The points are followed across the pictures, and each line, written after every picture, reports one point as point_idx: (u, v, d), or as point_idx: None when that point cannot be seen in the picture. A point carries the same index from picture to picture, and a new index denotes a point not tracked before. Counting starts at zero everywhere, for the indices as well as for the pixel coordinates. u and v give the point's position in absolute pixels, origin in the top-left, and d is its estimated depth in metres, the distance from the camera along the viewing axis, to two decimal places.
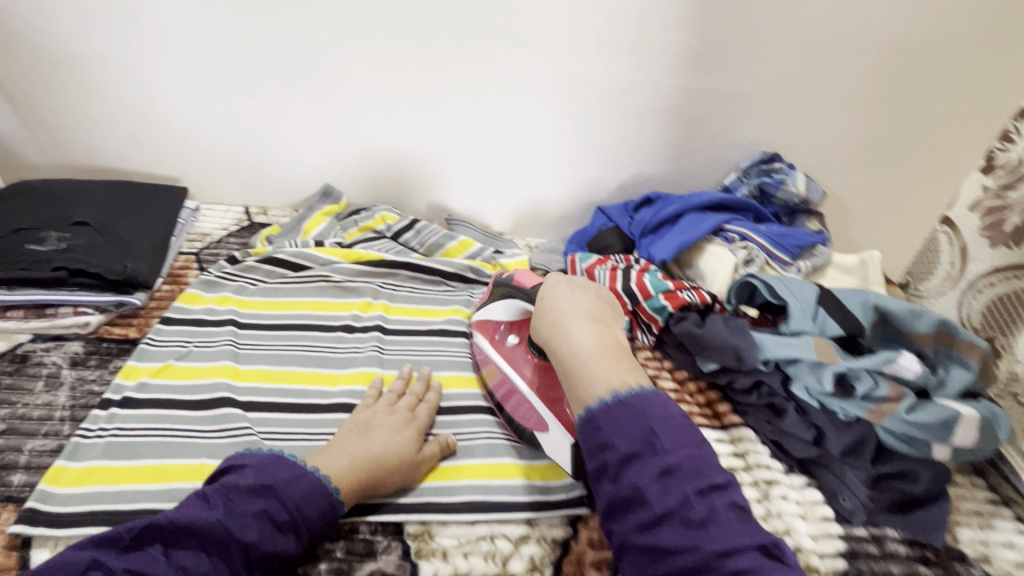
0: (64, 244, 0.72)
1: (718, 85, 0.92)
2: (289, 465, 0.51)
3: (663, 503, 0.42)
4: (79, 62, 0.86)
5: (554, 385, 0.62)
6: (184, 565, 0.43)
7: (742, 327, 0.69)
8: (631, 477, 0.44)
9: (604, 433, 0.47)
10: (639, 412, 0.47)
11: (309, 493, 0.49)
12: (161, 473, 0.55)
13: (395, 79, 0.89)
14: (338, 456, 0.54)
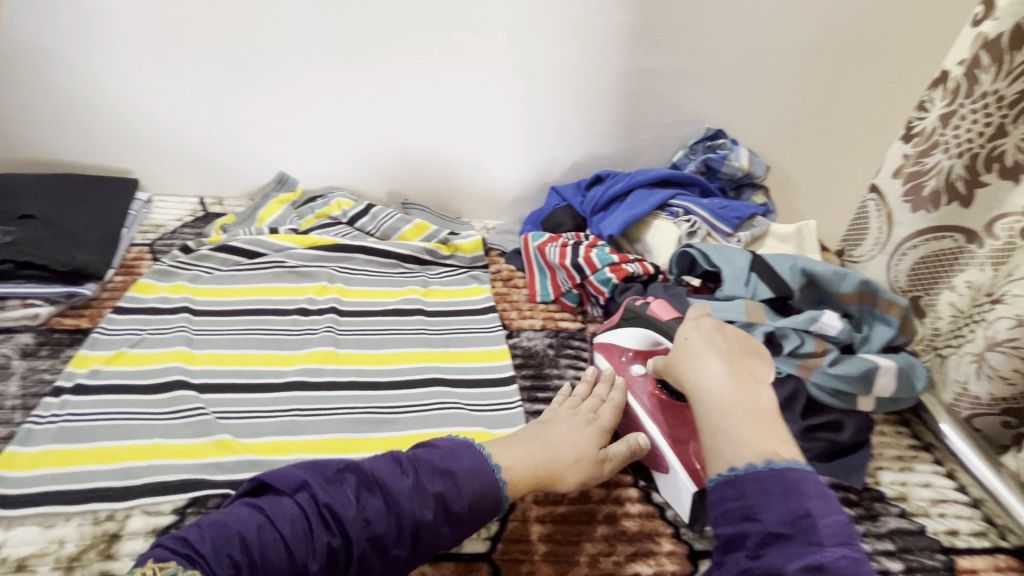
0: (9, 237, 0.73)
1: (661, 65, 0.95)
2: (475, 454, 0.53)
3: (778, 530, 0.44)
4: (18, 54, 0.85)
5: (679, 424, 0.61)
6: (369, 517, 0.47)
7: (681, 293, 0.72)
8: (762, 521, 0.44)
9: (746, 495, 0.46)
10: (797, 492, 0.45)
11: (480, 490, 0.51)
12: (115, 454, 0.57)
13: (344, 65, 0.89)
14: (514, 452, 0.56)
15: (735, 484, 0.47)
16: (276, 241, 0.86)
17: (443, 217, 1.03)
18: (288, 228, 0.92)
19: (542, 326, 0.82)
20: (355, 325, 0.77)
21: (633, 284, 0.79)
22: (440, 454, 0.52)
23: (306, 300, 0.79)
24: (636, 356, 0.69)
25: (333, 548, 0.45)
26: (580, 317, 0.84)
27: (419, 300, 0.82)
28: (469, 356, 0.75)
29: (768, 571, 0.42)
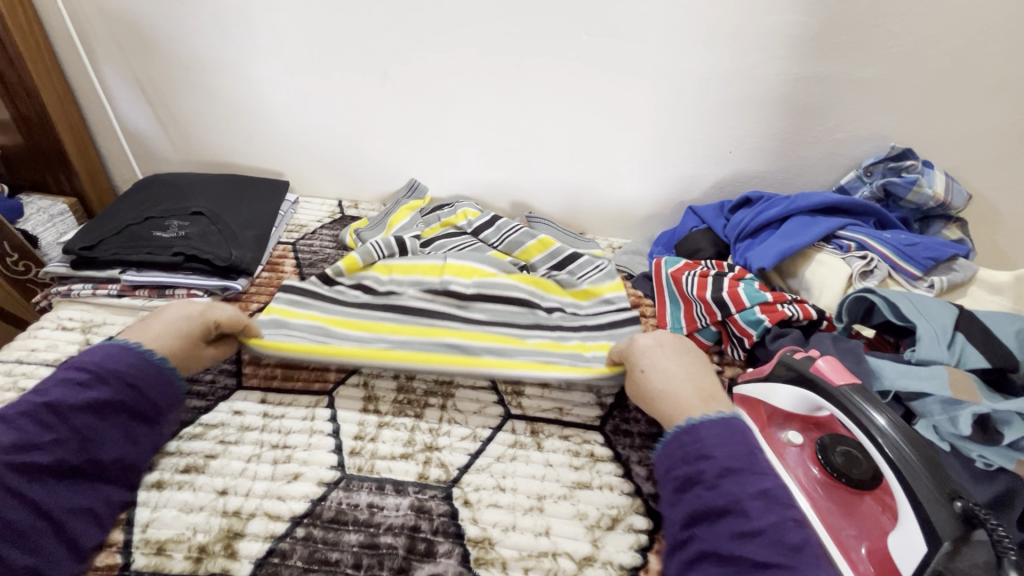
0: (183, 231, 0.80)
1: (840, 72, 0.81)
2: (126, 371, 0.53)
3: (762, 518, 0.41)
4: (202, 66, 0.94)
5: (838, 514, 0.51)
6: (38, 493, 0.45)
7: (856, 349, 0.60)
8: (730, 488, 0.43)
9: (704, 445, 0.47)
10: (745, 440, 0.47)
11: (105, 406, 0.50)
12: (258, 443, 0.60)
13: (483, 73, 0.88)
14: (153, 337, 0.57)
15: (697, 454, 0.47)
16: (409, 272, 0.81)
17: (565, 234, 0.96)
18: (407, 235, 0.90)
19: None
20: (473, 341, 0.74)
21: (791, 330, 0.68)
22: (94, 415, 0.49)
23: (434, 344, 0.71)
24: (789, 419, 0.59)
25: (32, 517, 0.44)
26: (717, 358, 0.75)
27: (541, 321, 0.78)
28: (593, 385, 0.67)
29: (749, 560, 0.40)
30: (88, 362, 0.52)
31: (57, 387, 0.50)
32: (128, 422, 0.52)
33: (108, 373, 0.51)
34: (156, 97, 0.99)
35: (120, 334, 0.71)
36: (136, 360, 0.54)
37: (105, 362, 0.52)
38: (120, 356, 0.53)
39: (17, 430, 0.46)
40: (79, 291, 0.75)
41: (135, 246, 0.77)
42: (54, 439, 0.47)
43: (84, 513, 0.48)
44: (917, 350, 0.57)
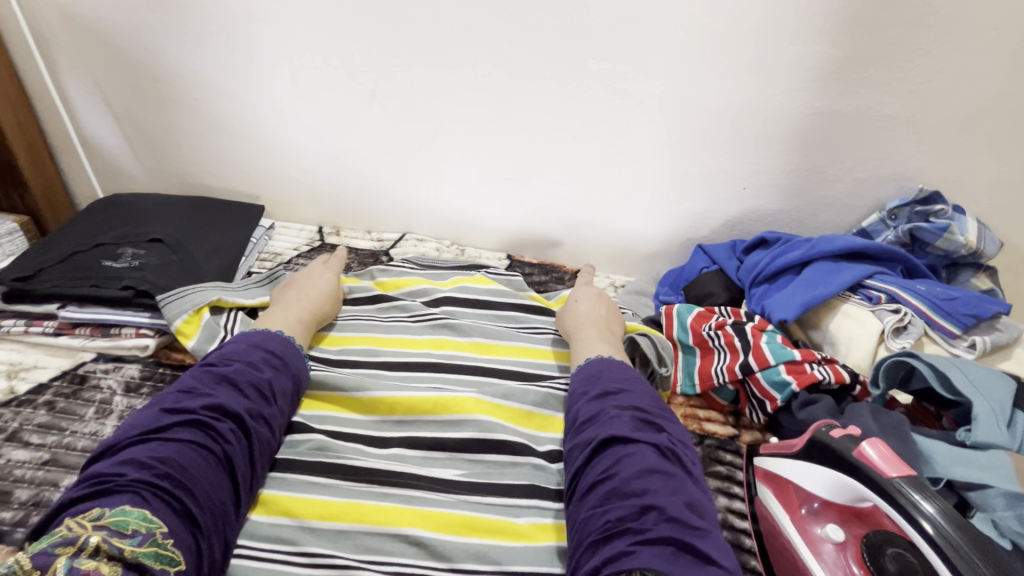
0: (137, 260, 0.71)
1: (864, 106, 0.75)
2: (283, 342, 0.60)
3: (626, 474, 0.45)
4: (172, 78, 0.86)
5: None
6: (213, 506, 0.45)
7: (899, 424, 0.52)
8: (603, 425, 0.50)
9: (597, 380, 0.56)
10: (621, 367, 0.58)
11: (287, 390, 0.57)
12: None
13: (479, 95, 0.81)
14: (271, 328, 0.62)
15: (586, 384, 0.56)
16: (344, 408, 0.62)
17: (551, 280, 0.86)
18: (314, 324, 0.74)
19: None
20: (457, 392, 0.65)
21: (821, 396, 0.60)
22: (283, 380, 0.57)
23: (387, 541, 0.50)
24: (824, 507, 0.50)
25: (222, 513, 0.45)
26: (733, 421, 0.67)
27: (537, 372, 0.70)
28: None
29: (618, 513, 0.43)
30: (253, 342, 0.58)
31: (264, 365, 0.56)
32: (295, 398, 0.58)
33: (289, 361, 0.59)
34: (122, 110, 0.91)
35: (52, 381, 0.61)
36: (269, 335, 0.60)
37: (267, 344, 0.59)
38: (271, 338, 0.60)
39: (229, 392, 0.51)
40: (9, 329, 0.65)
41: (79, 277, 0.68)
42: (269, 413, 0.53)
43: (244, 503, 0.49)
44: (972, 430, 0.49)
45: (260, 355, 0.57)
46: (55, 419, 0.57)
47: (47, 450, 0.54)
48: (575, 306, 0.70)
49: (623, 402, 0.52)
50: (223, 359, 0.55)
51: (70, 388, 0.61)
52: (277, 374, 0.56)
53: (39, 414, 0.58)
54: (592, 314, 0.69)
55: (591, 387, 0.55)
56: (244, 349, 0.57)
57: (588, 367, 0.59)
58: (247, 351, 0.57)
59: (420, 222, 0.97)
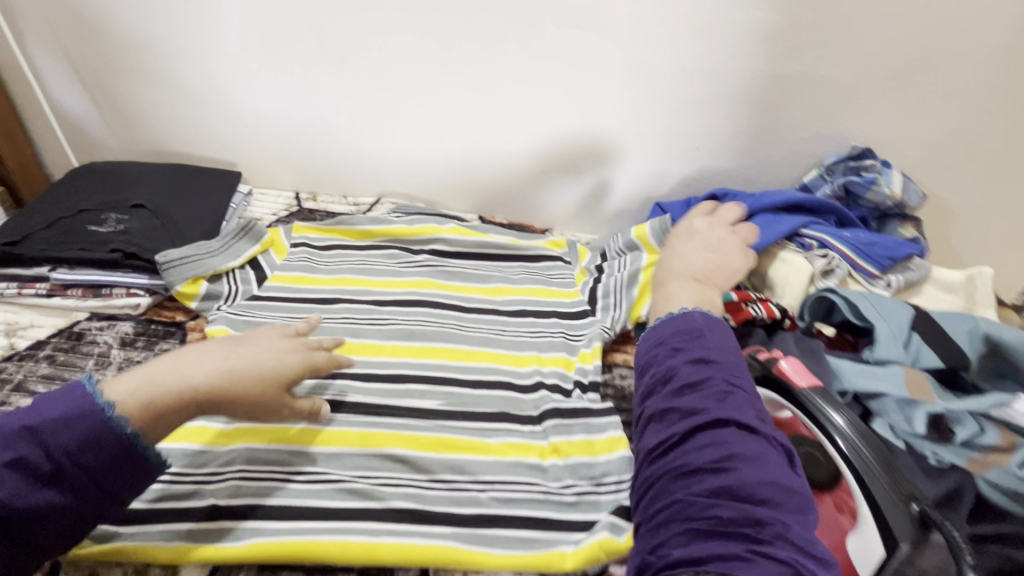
0: (121, 225, 0.75)
1: (804, 69, 0.82)
2: (84, 398, 0.44)
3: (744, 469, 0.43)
4: (142, 46, 0.87)
5: None
6: None
7: (817, 350, 0.60)
8: (711, 403, 0.48)
9: (698, 340, 0.54)
10: (720, 332, 0.56)
11: (80, 462, 0.43)
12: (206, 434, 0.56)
13: (447, 62, 0.85)
14: (186, 364, 0.48)
15: (683, 338, 0.55)
16: (332, 351, 0.68)
17: (521, 234, 0.92)
18: (294, 278, 0.78)
19: None
20: (434, 336, 0.71)
21: (755, 329, 0.68)
22: (70, 446, 0.42)
23: (374, 460, 0.57)
24: None
25: None
26: None
27: (507, 318, 0.77)
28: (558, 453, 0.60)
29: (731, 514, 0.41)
30: (44, 417, 0.43)
31: (49, 431, 0.42)
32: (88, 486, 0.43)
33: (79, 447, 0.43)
34: (93, 79, 0.91)
35: (50, 338, 0.65)
36: (88, 409, 0.44)
37: (64, 438, 0.42)
38: (75, 420, 0.43)
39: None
40: (3, 291, 0.68)
41: (67, 242, 0.71)
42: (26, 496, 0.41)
43: None
44: (874, 350, 0.58)
45: (58, 419, 0.43)
46: (57, 371, 0.62)
47: None
48: (679, 248, 0.72)
49: (731, 377, 0.50)
50: (27, 414, 0.43)
51: (68, 343, 0.65)
52: (78, 459, 0.43)
53: (42, 366, 0.62)
54: (690, 263, 0.70)
55: (678, 350, 0.54)
56: (10, 435, 0.42)
57: (685, 321, 0.57)
58: (60, 410, 0.43)
59: (394, 186, 1.01)
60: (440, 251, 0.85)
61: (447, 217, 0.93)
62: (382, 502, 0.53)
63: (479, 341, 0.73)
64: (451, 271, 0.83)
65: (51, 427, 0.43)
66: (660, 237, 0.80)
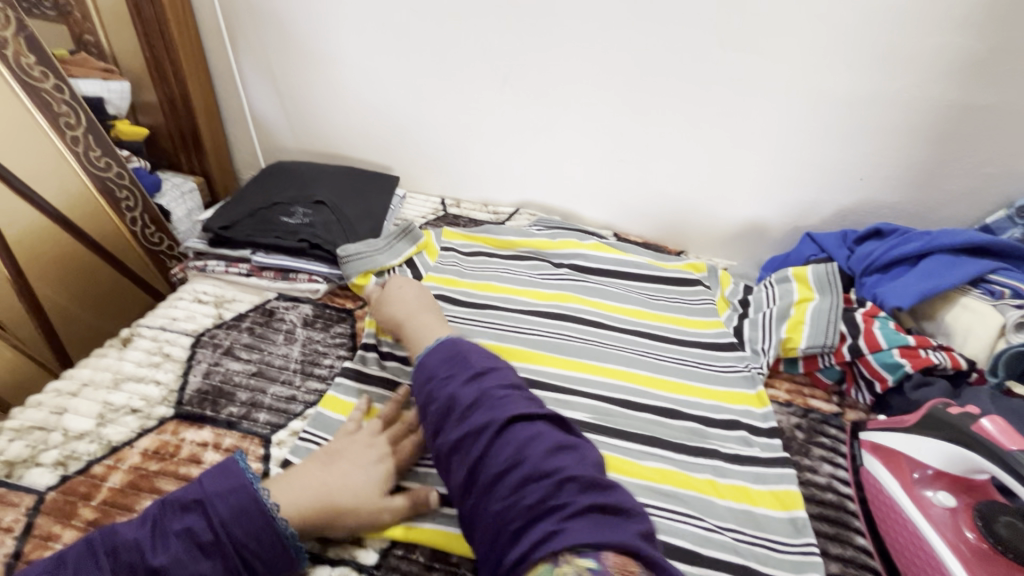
0: (307, 218, 0.84)
1: (1002, 101, 0.75)
2: (230, 474, 0.47)
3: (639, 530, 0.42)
4: (331, 61, 0.98)
5: None
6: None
7: (1020, 412, 0.55)
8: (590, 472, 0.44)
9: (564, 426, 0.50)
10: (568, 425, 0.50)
11: (241, 511, 0.45)
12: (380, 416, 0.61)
13: (606, 81, 0.87)
14: (292, 487, 0.49)
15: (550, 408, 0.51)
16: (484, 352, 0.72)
17: (660, 256, 0.92)
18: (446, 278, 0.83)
19: (788, 401, 0.70)
20: (581, 351, 0.73)
21: (934, 378, 0.63)
22: (193, 487, 0.47)
23: None
24: (937, 476, 0.54)
25: None
26: (836, 399, 0.70)
27: (649, 340, 0.77)
28: (710, 486, 0.59)
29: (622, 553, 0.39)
30: (206, 489, 0.46)
31: (195, 508, 0.45)
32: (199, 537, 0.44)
33: (228, 528, 0.44)
34: (286, 89, 1.04)
35: (249, 312, 0.75)
36: (237, 485, 0.47)
37: (219, 507, 0.45)
38: (228, 495, 0.46)
39: (132, 524, 0.45)
40: (213, 268, 0.80)
41: (265, 229, 0.82)
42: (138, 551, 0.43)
43: None
44: None
45: (233, 512, 0.45)
46: (255, 341, 0.71)
47: (254, 364, 0.68)
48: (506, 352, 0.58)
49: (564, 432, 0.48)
50: (229, 497, 0.46)
51: (262, 318, 0.74)
52: (205, 557, 0.43)
53: (244, 336, 0.71)
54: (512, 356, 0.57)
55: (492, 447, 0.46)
56: (186, 504, 0.45)
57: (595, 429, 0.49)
58: (239, 505, 0.45)
59: (533, 198, 1.04)
60: (580, 266, 0.88)
61: (586, 232, 0.95)
62: None
63: (623, 358, 0.73)
64: (592, 285, 0.85)
65: (208, 507, 0.45)
66: (825, 282, 0.75)
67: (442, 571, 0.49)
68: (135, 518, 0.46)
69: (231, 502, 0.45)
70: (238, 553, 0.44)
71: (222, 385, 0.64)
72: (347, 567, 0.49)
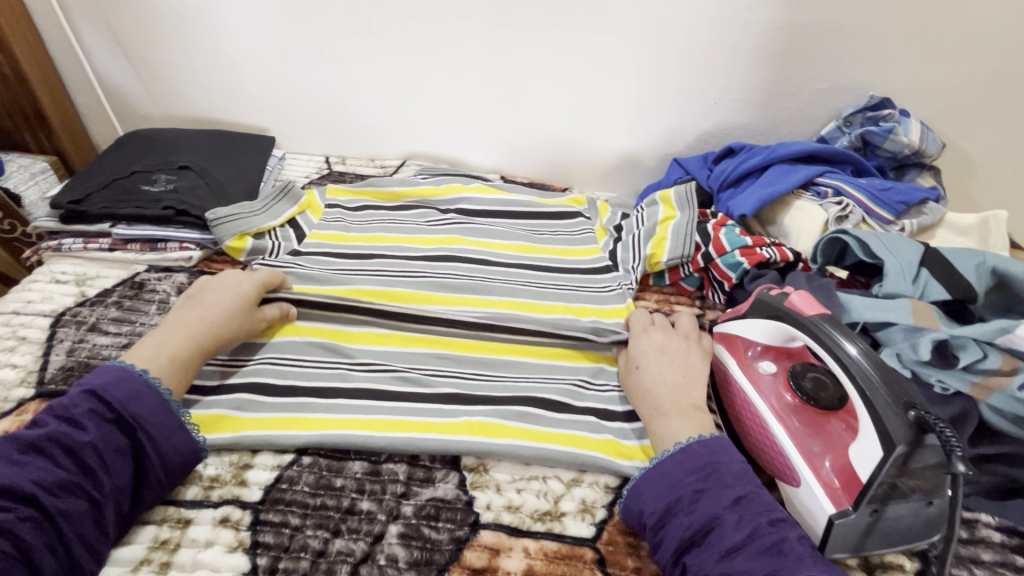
0: (171, 184, 0.81)
1: (823, 20, 0.82)
2: (111, 369, 0.51)
3: (741, 531, 0.44)
4: (178, 17, 0.91)
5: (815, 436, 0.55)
6: (57, 474, 0.45)
7: (828, 286, 0.64)
8: (705, 508, 0.46)
9: (708, 454, 0.49)
10: (709, 449, 0.50)
11: (135, 392, 0.50)
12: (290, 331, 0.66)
13: (470, 22, 0.87)
14: (154, 350, 0.54)
15: (703, 442, 0.50)
16: (369, 297, 0.73)
17: (543, 193, 0.95)
18: (328, 232, 0.83)
19: (656, 309, 0.77)
20: (465, 287, 0.76)
21: (768, 271, 0.71)
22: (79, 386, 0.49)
23: (413, 390, 0.61)
24: (765, 349, 0.62)
25: (59, 495, 0.44)
26: (698, 303, 0.78)
27: (531, 270, 0.81)
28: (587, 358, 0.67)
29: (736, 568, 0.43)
30: (92, 383, 0.49)
31: (84, 401, 0.48)
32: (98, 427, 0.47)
33: (127, 412, 0.49)
34: (135, 52, 0.96)
35: (115, 286, 0.72)
36: (126, 373, 0.50)
37: (113, 392, 0.49)
38: (120, 381, 0.49)
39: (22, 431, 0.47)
40: (70, 246, 0.75)
41: (124, 200, 0.78)
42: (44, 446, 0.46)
43: (70, 489, 0.45)
44: (883, 284, 0.62)
45: (130, 393, 0.49)
46: (124, 314, 0.68)
47: (125, 336, 0.65)
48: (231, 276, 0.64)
49: (734, 468, 0.48)
50: (125, 383, 0.50)
51: (131, 291, 0.72)
52: (116, 435, 0.48)
53: (111, 310, 0.68)
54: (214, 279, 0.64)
55: (681, 471, 0.49)
56: (76, 398, 0.49)
57: (696, 450, 0.50)
58: (129, 387, 0.50)
59: (419, 149, 1.04)
60: (465, 209, 0.90)
61: (471, 177, 0.97)
62: (422, 424, 0.57)
63: (507, 288, 0.77)
64: (476, 225, 0.88)
65: (101, 395, 0.49)
66: (684, 199, 0.81)
67: (326, 495, 0.52)
68: (28, 424, 0.48)
69: (123, 387, 0.49)
70: (144, 429, 0.49)
71: (89, 361, 0.62)
72: (230, 505, 0.51)
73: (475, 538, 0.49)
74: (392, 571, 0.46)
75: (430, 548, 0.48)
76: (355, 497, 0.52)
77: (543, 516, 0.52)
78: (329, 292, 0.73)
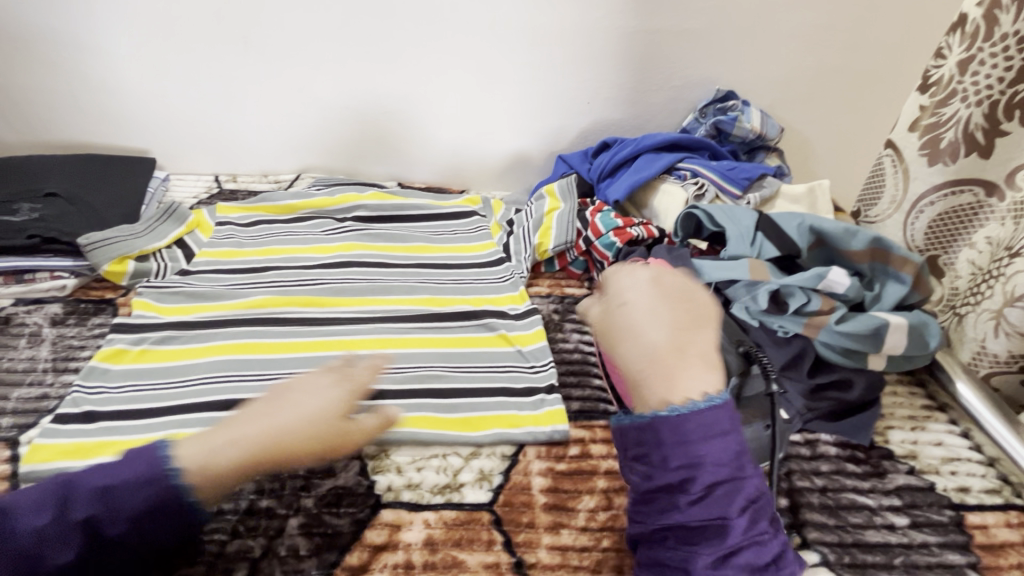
0: (35, 213, 0.77)
1: (668, 25, 0.93)
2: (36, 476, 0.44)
3: (707, 518, 0.44)
4: (36, 39, 0.88)
5: None
6: None
7: (685, 255, 0.73)
8: (681, 488, 0.45)
9: (706, 435, 0.45)
10: (706, 429, 0.45)
11: (36, 501, 0.42)
12: (189, 352, 0.66)
13: (347, 34, 0.90)
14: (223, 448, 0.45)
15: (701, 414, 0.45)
16: (263, 309, 0.73)
17: (439, 195, 0.99)
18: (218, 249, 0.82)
19: (549, 293, 0.83)
20: (363, 290, 0.78)
21: (638, 248, 0.79)
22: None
23: None
24: None
25: None
26: (587, 284, 0.85)
27: (428, 268, 0.84)
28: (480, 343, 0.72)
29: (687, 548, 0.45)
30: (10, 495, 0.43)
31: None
32: None
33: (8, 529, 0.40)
34: None
35: None
36: (38, 485, 0.43)
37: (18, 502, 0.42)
38: (31, 490, 0.43)
39: None
40: None
41: None
42: None
43: None
44: (727, 248, 0.72)
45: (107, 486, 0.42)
46: None
47: None
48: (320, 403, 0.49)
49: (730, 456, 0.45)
50: (101, 475, 0.44)
51: None
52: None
53: None
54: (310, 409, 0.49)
55: (675, 448, 0.45)
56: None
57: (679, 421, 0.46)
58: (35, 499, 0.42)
59: (313, 162, 1.05)
60: (362, 217, 0.91)
61: (367, 185, 0.99)
62: None
63: (405, 287, 0.80)
64: (373, 231, 0.90)
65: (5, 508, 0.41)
66: (566, 191, 0.89)
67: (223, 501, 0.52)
68: None
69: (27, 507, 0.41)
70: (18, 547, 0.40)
71: None
72: None
73: (376, 518, 0.52)
74: (295, 562, 0.48)
75: (331, 533, 0.50)
76: (254, 498, 0.52)
77: (442, 489, 0.55)
78: (221, 307, 0.72)
